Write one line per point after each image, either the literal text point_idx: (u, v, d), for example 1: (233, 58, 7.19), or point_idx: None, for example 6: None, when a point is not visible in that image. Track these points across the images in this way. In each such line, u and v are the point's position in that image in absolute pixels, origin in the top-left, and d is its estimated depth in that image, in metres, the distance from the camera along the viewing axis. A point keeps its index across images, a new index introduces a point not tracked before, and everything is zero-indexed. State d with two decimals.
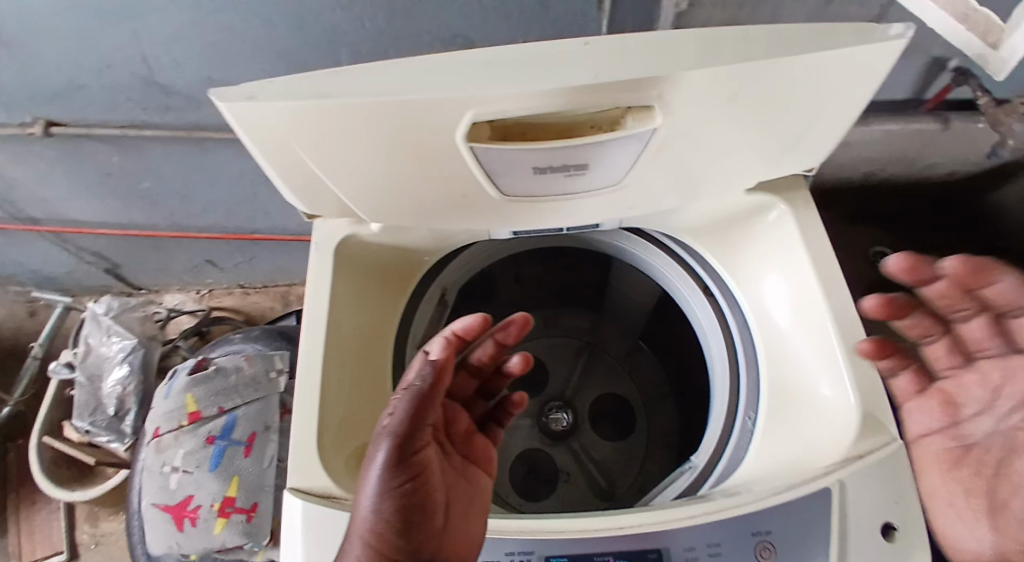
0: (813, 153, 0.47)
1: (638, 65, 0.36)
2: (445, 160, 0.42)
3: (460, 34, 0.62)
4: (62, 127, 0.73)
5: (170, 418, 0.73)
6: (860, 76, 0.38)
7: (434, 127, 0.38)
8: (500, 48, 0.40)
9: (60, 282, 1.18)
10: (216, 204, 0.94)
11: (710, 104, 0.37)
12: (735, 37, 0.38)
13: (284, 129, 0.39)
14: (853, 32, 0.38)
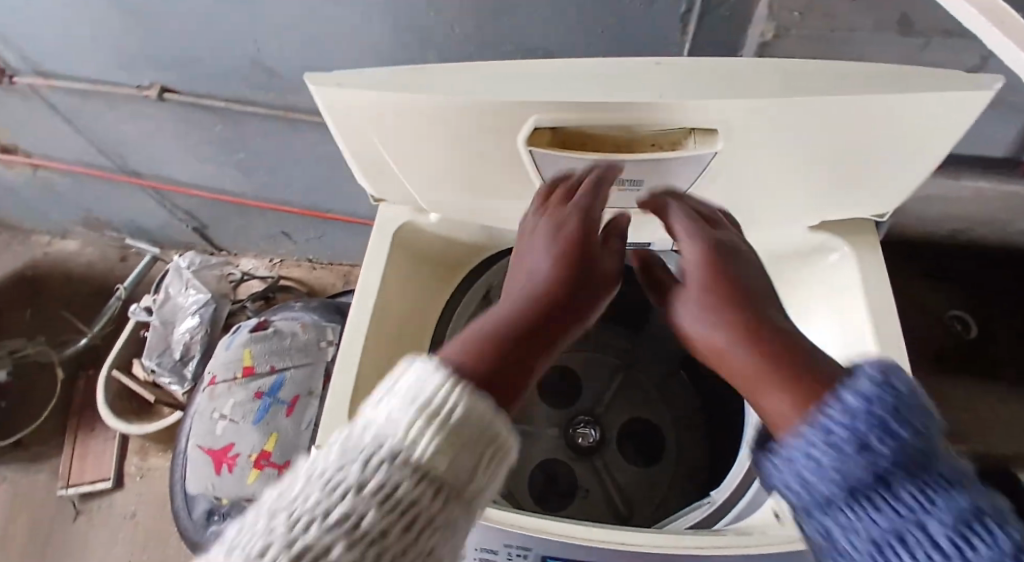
0: (884, 197, 0.45)
1: (709, 88, 0.37)
2: (506, 161, 0.44)
3: (544, 47, 0.64)
4: (174, 94, 0.82)
5: (227, 368, 0.79)
6: (943, 122, 0.37)
7: (503, 129, 0.40)
8: (580, 61, 0.42)
9: (150, 233, 1.30)
10: (297, 180, 1.01)
11: (778, 134, 0.38)
12: (814, 72, 0.38)
13: (365, 117, 0.42)
14: (940, 77, 0.37)
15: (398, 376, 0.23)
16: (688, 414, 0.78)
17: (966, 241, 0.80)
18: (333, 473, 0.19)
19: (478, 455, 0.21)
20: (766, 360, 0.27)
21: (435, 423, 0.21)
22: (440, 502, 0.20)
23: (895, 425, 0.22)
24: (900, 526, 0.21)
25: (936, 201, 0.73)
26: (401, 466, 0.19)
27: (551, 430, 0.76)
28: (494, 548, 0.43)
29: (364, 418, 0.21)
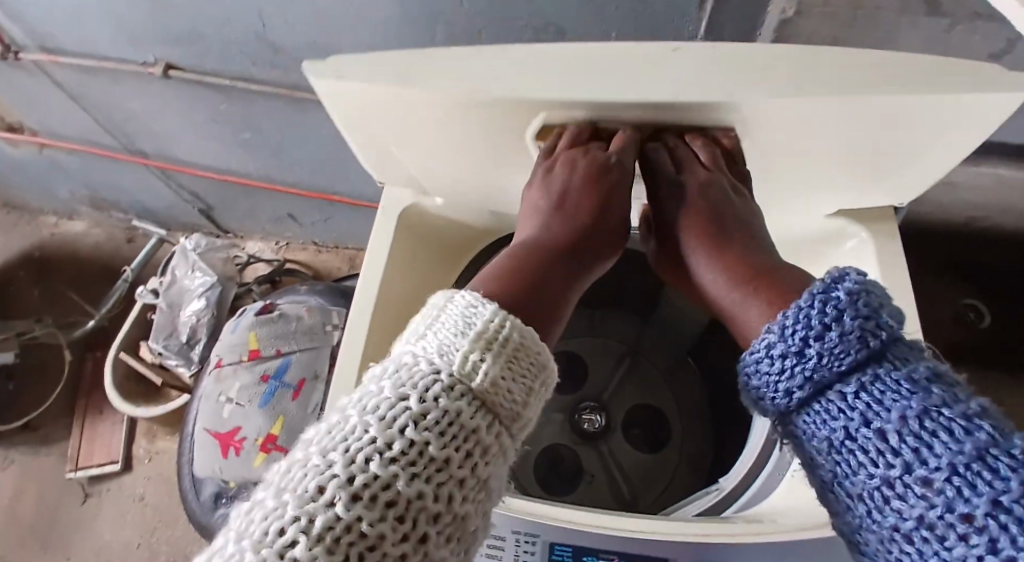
0: (906, 187, 0.43)
1: (725, 77, 0.34)
2: (511, 151, 0.43)
3: (555, 24, 0.63)
4: (179, 71, 0.80)
5: (233, 352, 0.78)
6: (973, 121, 0.35)
7: (509, 123, 0.39)
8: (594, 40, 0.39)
9: (157, 215, 1.29)
10: (304, 162, 0.99)
11: (793, 131, 0.36)
12: (840, 57, 0.35)
13: (365, 106, 0.40)
14: (976, 69, 0.34)
15: (451, 311, 0.25)
16: (697, 405, 0.77)
17: (984, 231, 0.78)
18: (394, 408, 0.21)
19: (528, 384, 0.24)
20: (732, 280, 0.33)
21: (490, 351, 0.23)
22: (490, 430, 0.22)
23: (830, 332, 0.24)
24: (846, 427, 0.24)
25: (956, 188, 0.71)
26: (456, 395, 0.22)
27: (557, 416, 0.76)
28: (500, 535, 0.42)
29: (418, 353, 0.23)
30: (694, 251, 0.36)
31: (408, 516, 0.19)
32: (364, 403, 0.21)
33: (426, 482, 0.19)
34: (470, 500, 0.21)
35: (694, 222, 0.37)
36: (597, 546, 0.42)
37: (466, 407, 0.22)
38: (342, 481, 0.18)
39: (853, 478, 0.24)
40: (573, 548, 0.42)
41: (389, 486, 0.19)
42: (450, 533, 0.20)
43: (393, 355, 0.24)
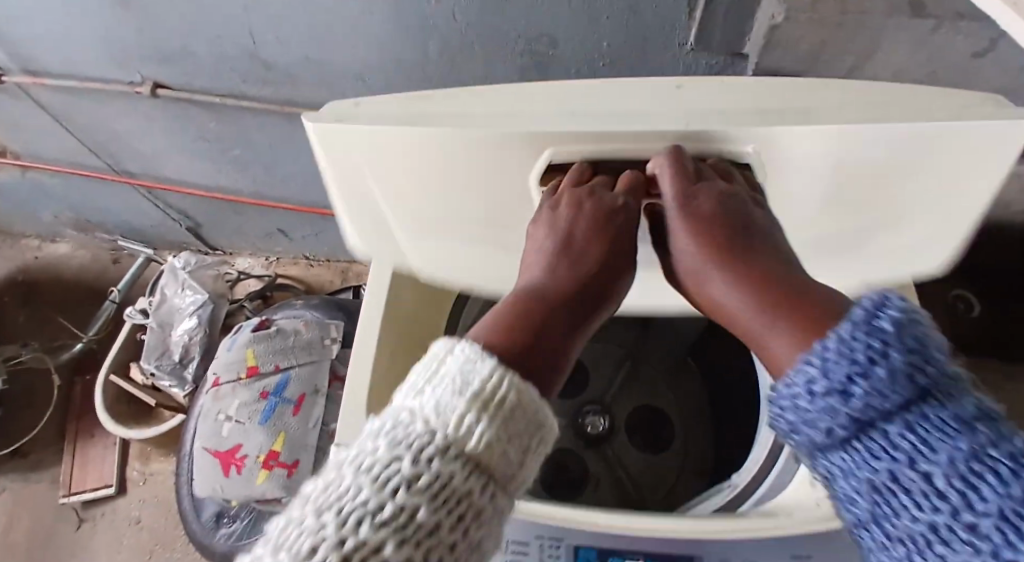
0: (937, 232, 0.42)
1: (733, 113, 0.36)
2: (513, 207, 0.42)
3: (548, 32, 0.63)
4: (168, 90, 0.80)
5: (230, 369, 0.77)
6: (986, 146, 0.35)
7: (512, 168, 0.39)
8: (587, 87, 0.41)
9: (144, 234, 1.27)
10: (296, 177, 0.99)
11: (811, 163, 0.36)
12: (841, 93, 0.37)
13: (367, 158, 0.41)
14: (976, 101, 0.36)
15: (447, 365, 0.22)
16: (698, 403, 0.78)
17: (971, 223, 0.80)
18: (385, 469, 0.18)
19: (524, 447, 0.21)
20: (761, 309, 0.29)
21: (490, 411, 0.20)
22: (487, 497, 0.19)
23: (878, 367, 0.21)
24: (888, 472, 0.21)
25: None
26: (453, 457, 0.19)
27: (560, 421, 0.76)
28: (524, 541, 0.43)
29: (409, 407, 0.21)
30: (713, 272, 0.32)
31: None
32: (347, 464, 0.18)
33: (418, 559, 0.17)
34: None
35: (710, 242, 0.33)
36: (621, 546, 0.42)
37: (462, 474, 0.19)
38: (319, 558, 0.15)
39: (889, 529, 0.21)
40: (598, 550, 0.42)
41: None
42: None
43: (391, 406, 0.22)
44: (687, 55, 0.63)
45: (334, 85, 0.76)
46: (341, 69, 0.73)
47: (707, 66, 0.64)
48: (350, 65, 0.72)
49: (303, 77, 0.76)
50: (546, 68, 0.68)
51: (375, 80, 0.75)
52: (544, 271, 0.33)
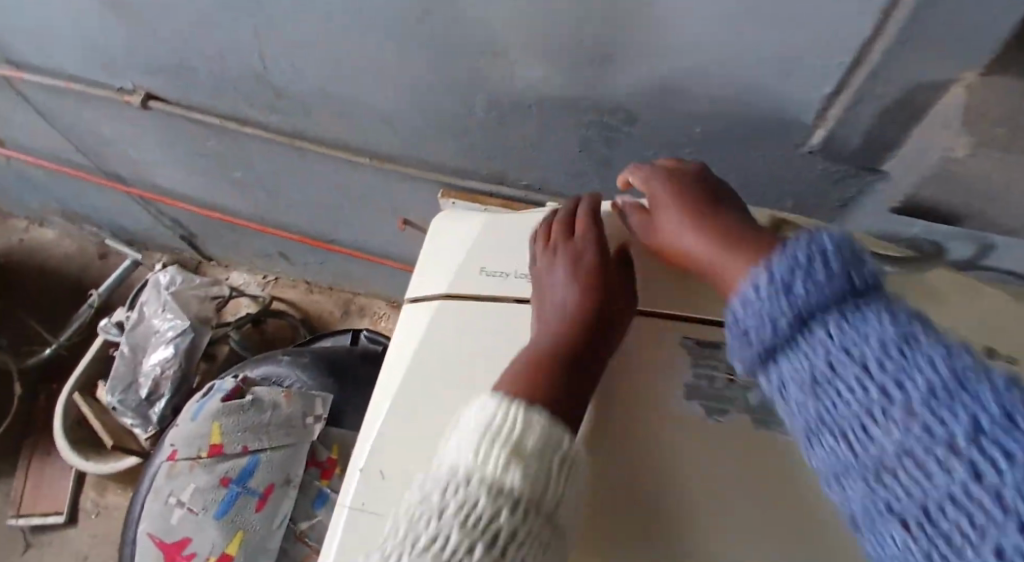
0: None
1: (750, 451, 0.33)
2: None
3: (627, 108, 0.50)
4: (161, 103, 0.69)
5: (191, 444, 0.66)
6: None
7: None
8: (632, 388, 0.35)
9: (134, 235, 1.16)
10: (301, 205, 0.86)
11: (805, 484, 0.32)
12: None
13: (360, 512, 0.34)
14: None
15: (468, 420, 0.30)
16: None
17: None
18: (439, 522, 0.25)
19: (545, 464, 0.28)
20: (725, 237, 0.33)
21: (513, 458, 0.27)
22: (515, 515, 0.26)
23: (770, 336, 0.24)
24: (822, 427, 0.23)
25: None
26: (480, 485, 0.26)
27: None
28: None
29: (445, 462, 0.28)
30: (672, 224, 0.36)
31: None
32: (402, 557, 0.24)
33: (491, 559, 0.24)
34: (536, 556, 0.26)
35: (664, 203, 0.37)
36: None
37: (521, 522, 0.26)
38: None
39: (836, 488, 0.23)
40: None
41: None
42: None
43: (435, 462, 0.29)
44: (804, 158, 0.49)
45: (353, 123, 0.64)
46: (364, 109, 0.61)
47: (827, 174, 0.50)
48: (375, 107, 0.60)
49: (319, 111, 0.64)
50: (615, 143, 0.55)
51: (404, 128, 0.62)
52: (541, 337, 0.35)
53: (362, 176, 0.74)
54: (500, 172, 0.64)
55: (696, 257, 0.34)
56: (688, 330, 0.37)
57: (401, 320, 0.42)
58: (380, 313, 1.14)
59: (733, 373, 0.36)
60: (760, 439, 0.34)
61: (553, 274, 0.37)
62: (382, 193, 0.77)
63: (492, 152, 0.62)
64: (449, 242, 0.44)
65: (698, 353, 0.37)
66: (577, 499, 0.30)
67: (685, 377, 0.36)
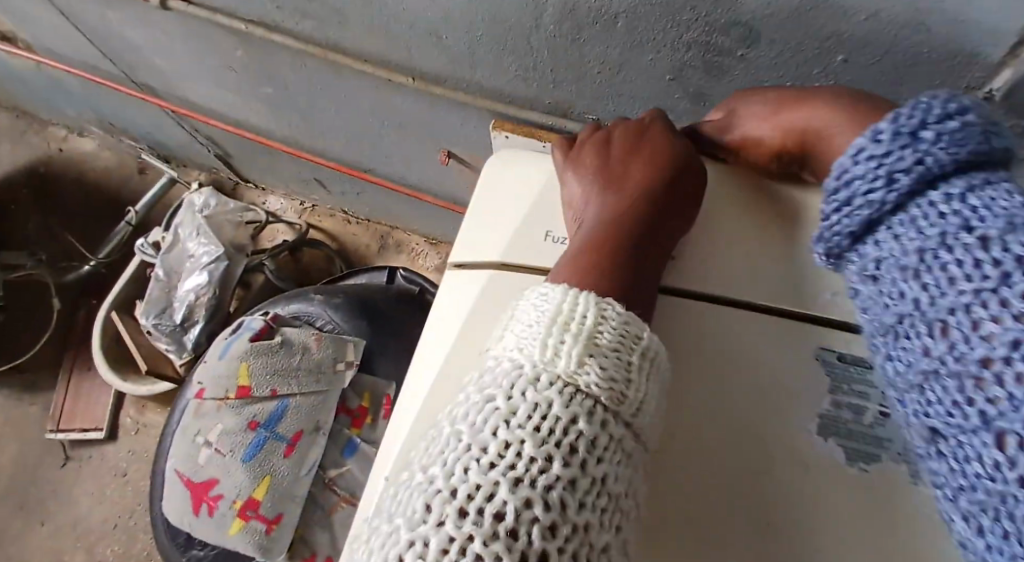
0: None
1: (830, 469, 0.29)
2: None
3: (745, 23, 0.38)
4: (181, 4, 0.61)
5: (218, 385, 0.63)
6: None
7: None
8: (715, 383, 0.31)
9: (170, 151, 1.11)
10: (337, 131, 0.78)
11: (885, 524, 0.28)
12: None
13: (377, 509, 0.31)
14: None
15: (531, 308, 0.26)
16: None
17: None
18: (507, 431, 0.21)
19: (623, 360, 0.24)
20: (830, 105, 0.31)
21: (589, 355, 0.23)
22: (593, 420, 0.22)
23: (883, 196, 0.24)
24: (914, 309, 0.22)
25: None
26: (551, 386, 0.22)
27: None
28: None
29: (508, 355, 0.24)
30: (760, 112, 0.35)
31: (535, 516, 0.19)
32: (467, 469, 0.20)
33: (568, 468, 0.21)
34: (615, 466, 0.23)
35: (742, 115, 0.36)
36: None
37: (600, 429, 0.22)
38: (440, 553, 0.18)
39: (914, 381, 0.22)
40: None
41: (527, 504, 0.20)
42: (599, 515, 0.21)
43: (498, 356, 0.25)
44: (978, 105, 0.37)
45: (395, 35, 0.54)
46: (408, 15, 0.51)
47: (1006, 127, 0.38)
48: (422, 15, 0.50)
49: (355, 18, 0.54)
50: (719, 74, 0.44)
51: (454, 42, 0.52)
52: (594, 221, 0.32)
53: (402, 100, 0.64)
54: (564, 102, 0.54)
55: (807, 128, 0.32)
56: (823, 338, 0.32)
57: (441, 291, 0.36)
58: (417, 250, 1.07)
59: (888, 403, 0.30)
60: (903, 482, 0.28)
61: (606, 160, 0.35)
62: (425, 121, 0.67)
63: (558, 77, 0.51)
64: (507, 197, 0.38)
65: (842, 374, 0.31)
66: (657, 405, 0.26)
67: (824, 405, 0.30)
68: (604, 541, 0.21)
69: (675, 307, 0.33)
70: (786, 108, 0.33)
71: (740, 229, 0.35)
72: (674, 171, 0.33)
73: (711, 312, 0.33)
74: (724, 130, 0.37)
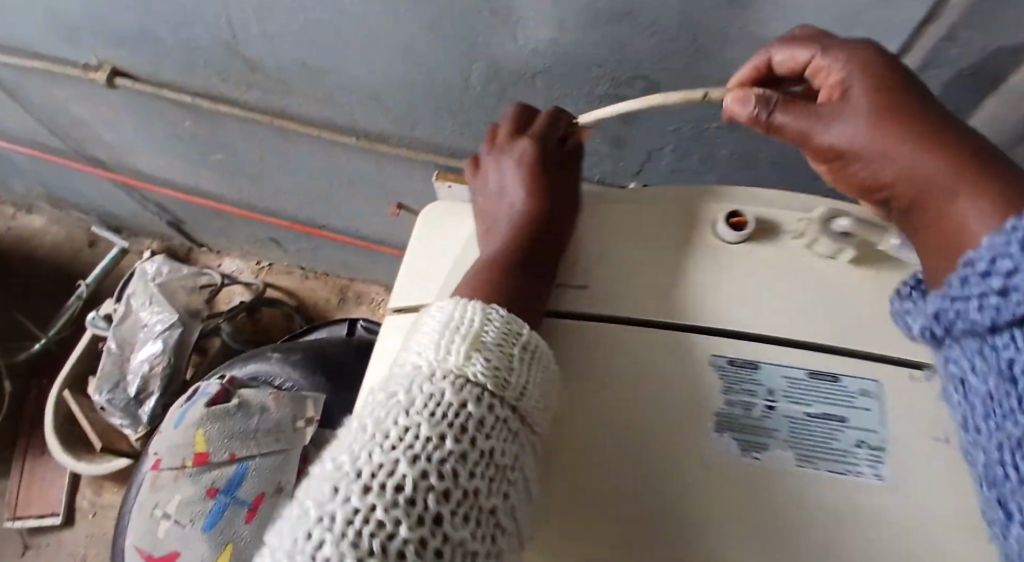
0: None
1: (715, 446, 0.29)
2: None
3: (646, 75, 0.43)
4: (127, 80, 0.63)
5: (174, 454, 0.62)
6: None
7: None
8: (609, 379, 0.31)
9: (121, 222, 1.10)
10: (289, 191, 0.80)
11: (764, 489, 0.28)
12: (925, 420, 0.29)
13: None
14: None
15: (429, 319, 0.28)
16: None
17: None
18: (407, 417, 0.23)
19: (507, 353, 0.26)
20: (966, 164, 0.23)
21: (475, 350, 0.25)
22: (481, 404, 0.24)
23: None
24: None
25: None
26: (445, 378, 0.24)
27: None
28: None
29: (410, 358, 0.26)
30: (887, 114, 0.25)
31: (431, 485, 0.21)
32: (370, 453, 0.21)
33: (458, 443, 0.22)
34: (503, 442, 0.24)
35: (858, 112, 0.26)
36: None
37: (488, 411, 0.24)
38: (345, 524, 0.19)
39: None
40: None
41: (424, 476, 0.21)
42: (488, 483, 0.23)
43: (399, 361, 0.26)
44: None
45: (338, 100, 0.58)
46: (350, 82, 0.54)
47: None
48: (362, 81, 0.54)
49: (298, 85, 0.57)
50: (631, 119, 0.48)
51: (393, 104, 0.56)
52: (489, 250, 0.35)
53: (350, 158, 0.67)
54: None
55: (920, 174, 0.24)
56: (716, 346, 0.32)
57: (383, 333, 0.37)
58: (378, 300, 1.08)
59: (774, 397, 0.30)
60: (791, 470, 0.28)
61: (503, 184, 0.37)
62: (375, 177, 0.70)
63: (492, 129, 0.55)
64: (438, 245, 0.40)
65: (733, 377, 0.31)
66: (546, 394, 0.28)
67: (719, 405, 0.30)
68: (492, 505, 0.23)
69: (562, 329, 0.33)
70: (916, 135, 0.25)
71: (628, 253, 0.36)
72: (548, 195, 0.36)
73: (592, 328, 0.33)
74: (823, 115, 0.27)
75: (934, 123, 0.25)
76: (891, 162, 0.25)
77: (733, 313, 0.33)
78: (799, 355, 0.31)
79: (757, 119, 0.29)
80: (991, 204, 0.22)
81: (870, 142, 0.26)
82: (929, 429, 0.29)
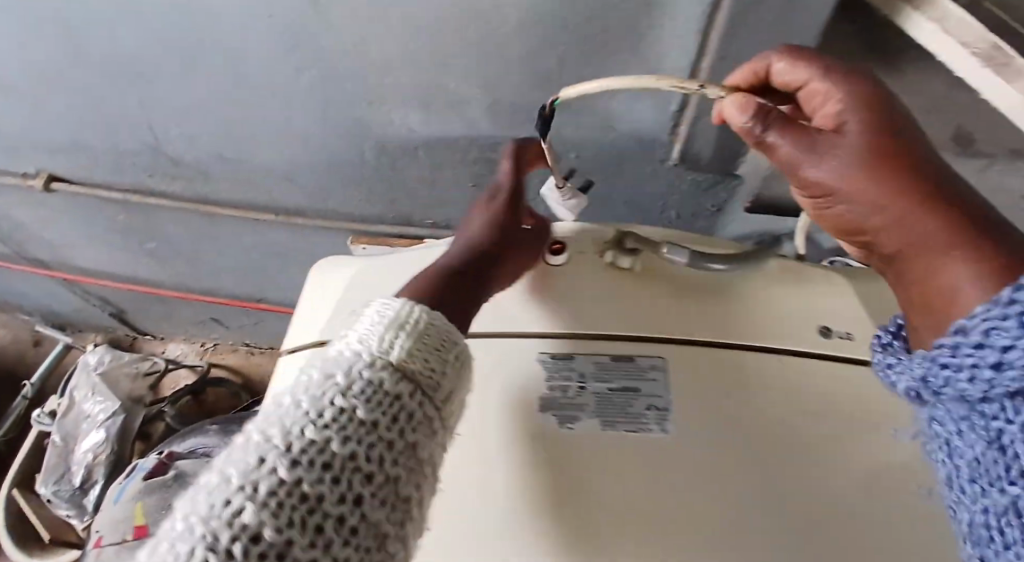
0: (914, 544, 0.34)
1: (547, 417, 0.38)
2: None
3: (502, 139, 0.52)
4: (64, 183, 0.69)
5: (116, 530, 0.62)
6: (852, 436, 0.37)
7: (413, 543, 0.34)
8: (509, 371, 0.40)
9: (65, 319, 1.13)
10: (225, 270, 0.86)
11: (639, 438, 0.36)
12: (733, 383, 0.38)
13: None
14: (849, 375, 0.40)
15: (374, 312, 0.30)
16: None
17: None
18: (344, 399, 0.25)
19: (442, 356, 0.29)
20: (954, 228, 0.25)
21: (415, 343, 0.28)
22: (414, 398, 0.27)
23: None
24: None
25: None
26: (382, 368, 0.27)
27: None
28: None
29: (351, 345, 0.28)
30: (882, 161, 0.26)
31: (358, 467, 0.24)
32: (302, 428, 0.24)
33: (389, 432, 0.25)
34: (428, 437, 0.27)
35: (854, 151, 0.27)
36: None
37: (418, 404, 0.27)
38: (269, 493, 0.22)
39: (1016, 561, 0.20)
40: None
41: (353, 457, 0.24)
42: (410, 469, 0.26)
43: (342, 343, 0.29)
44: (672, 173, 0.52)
45: (257, 183, 0.65)
46: (264, 167, 0.62)
47: (694, 182, 0.53)
48: (275, 165, 0.62)
49: (220, 174, 0.65)
50: None
51: (306, 182, 0.64)
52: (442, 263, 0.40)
53: (276, 234, 0.74)
54: (404, 214, 0.66)
55: (912, 235, 0.26)
56: (540, 346, 0.41)
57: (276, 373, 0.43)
58: None
59: (584, 380, 0.39)
60: (595, 431, 0.37)
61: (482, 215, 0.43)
62: (302, 248, 0.77)
63: (392, 194, 0.63)
64: (327, 295, 0.47)
65: (553, 367, 0.40)
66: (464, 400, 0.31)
67: (543, 390, 0.39)
68: (411, 492, 0.26)
69: None
70: (912, 192, 0.25)
71: None
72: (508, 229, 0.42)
73: None
74: (819, 146, 0.27)
75: (926, 178, 0.26)
76: (882, 215, 0.26)
77: (554, 318, 0.42)
78: (603, 345, 0.41)
79: (751, 129, 0.29)
80: (976, 274, 0.23)
81: (862, 190, 0.26)
82: (696, 392, 0.38)
